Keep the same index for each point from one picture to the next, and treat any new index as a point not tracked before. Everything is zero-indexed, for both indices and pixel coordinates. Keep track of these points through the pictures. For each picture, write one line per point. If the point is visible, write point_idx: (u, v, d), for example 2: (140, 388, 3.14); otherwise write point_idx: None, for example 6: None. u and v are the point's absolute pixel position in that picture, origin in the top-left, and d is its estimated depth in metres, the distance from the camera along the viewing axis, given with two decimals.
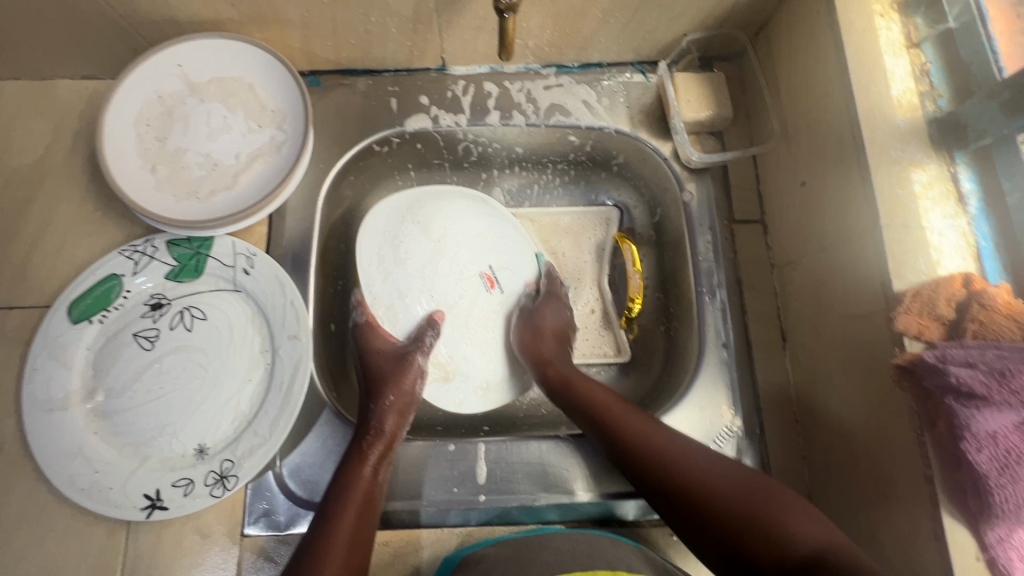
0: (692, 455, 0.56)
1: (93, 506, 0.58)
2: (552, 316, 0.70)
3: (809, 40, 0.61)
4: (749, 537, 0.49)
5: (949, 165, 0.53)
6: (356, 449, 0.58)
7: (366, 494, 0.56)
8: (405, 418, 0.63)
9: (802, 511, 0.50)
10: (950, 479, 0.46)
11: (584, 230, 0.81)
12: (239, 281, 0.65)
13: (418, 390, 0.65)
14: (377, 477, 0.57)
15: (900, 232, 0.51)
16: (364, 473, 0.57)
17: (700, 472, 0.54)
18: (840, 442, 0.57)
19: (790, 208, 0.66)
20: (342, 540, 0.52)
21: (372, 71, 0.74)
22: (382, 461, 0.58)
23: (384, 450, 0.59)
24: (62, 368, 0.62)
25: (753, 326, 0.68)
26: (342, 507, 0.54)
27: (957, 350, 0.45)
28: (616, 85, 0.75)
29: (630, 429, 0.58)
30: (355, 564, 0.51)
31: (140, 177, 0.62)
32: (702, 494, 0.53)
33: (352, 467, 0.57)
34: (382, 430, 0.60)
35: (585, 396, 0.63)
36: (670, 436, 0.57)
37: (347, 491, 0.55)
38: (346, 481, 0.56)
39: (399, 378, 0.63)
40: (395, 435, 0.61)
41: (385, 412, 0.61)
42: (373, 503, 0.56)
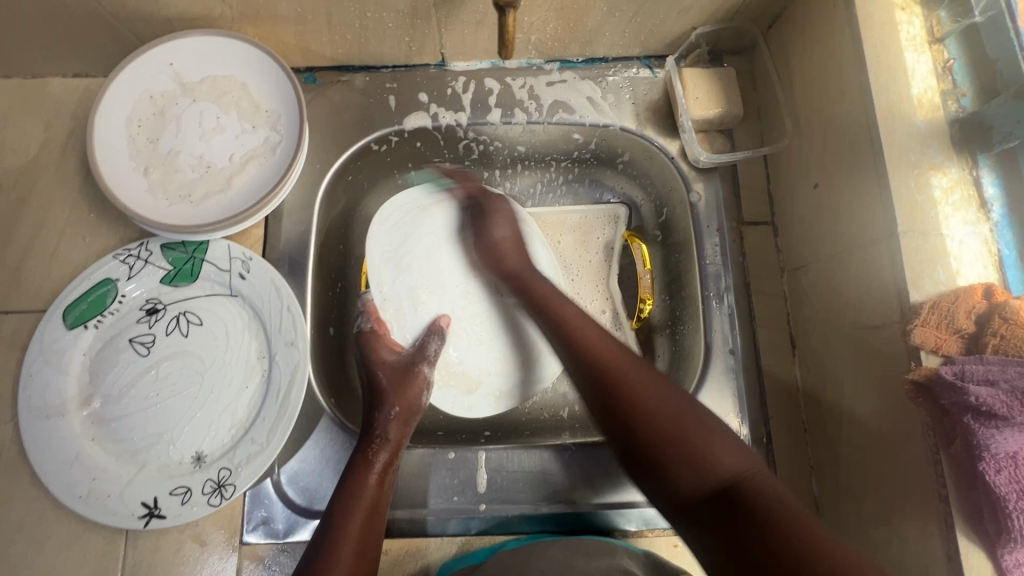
0: (625, 360, 0.54)
1: (90, 514, 0.57)
2: (509, 224, 0.69)
3: (824, 35, 0.59)
4: (664, 454, 0.47)
5: (971, 169, 0.50)
6: (360, 455, 0.58)
7: (371, 503, 0.55)
8: (411, 424, 0.61)
9: (722, 442, 0.47)
10: (966, 501, 0.44)
11: (590, 229, 0.78)
12: (235, 285, 0.64)
13: (424, 400, 0.63)
14: (382, 486, 0.56)
15: (918, 240, 0.49)
16: (369, 483, 0.56)
17: (636, 390, 0.51)
18: (848, 453, 0.56)
19: (802, 209, 0.63)
20: (348, 547, 0.51)
21: (369, 67, 0.72)
22: (388, 470, 0.57)
23: (389, 457, 0.58)
24: (59, 374, 0.61)
25: (762, 331, 0.66)
26: (347, 516, 0.53)
27: (976, 367, 0.43)
28: (622, 80, 0.73)
29: (587, 338, 0.57)
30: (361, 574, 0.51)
31: (134, 180, 0.60)
32: (646, 421, 0.49)
33: (356, 477, 0.56)
34: (387, 437, 0.59)
35: (541, 288, 0.64)
36: (624, 350, 0.56)
37: (352, 500, 0.54)
38: (352, 490, 0.55)
39: (404, 388, 0.62)
40: (400, 443, 0.60)
41: (390, 420, 0.60)
42: (377, 513, 0.55)
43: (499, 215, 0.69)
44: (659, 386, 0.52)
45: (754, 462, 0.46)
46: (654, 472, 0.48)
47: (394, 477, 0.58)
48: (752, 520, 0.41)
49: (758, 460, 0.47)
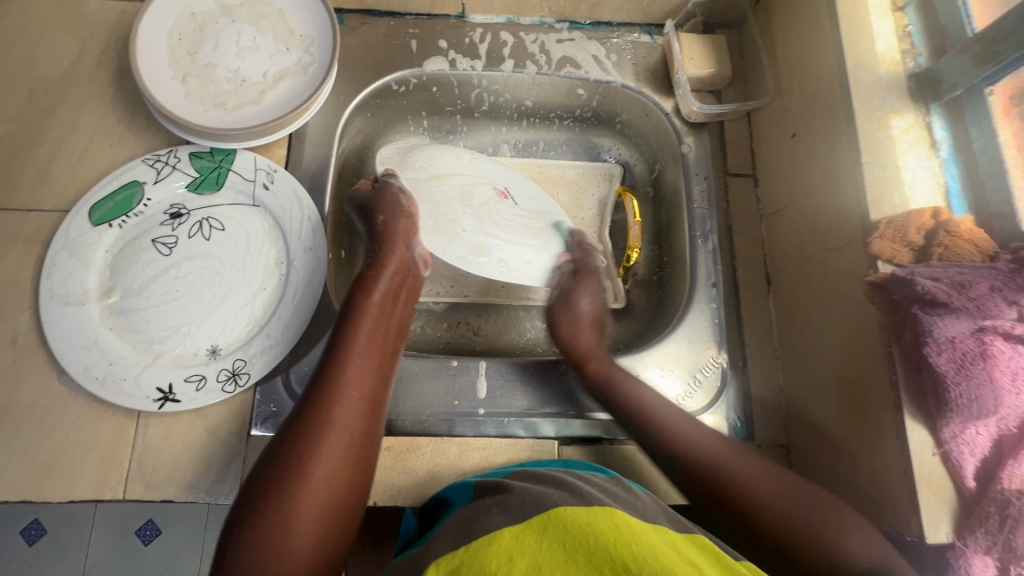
0: (730, 454, 0.54)
1: (107, 395, 0.59)
2: (590, 299, 0.68)
3: (805, 3, 0.67)
4: (799, 557, 0.48)
5: (924, 115, 0.59)
6: (361, 279, 0.60)
7: (377, 317, 0.57)
8: (413, 239, 0.63)
9: (855, 530, 0.47)
10: (913, 385, 0.51)
11: (586, 184, 0.85)
12: (258, 196, 0.68)
13: (408, 202, 0.64)
14: (385, 302, 0.59)
15: (878, 169, 0.56)
16: (373, 301, 0.58)
17: (749, 496, 0.51)
18: (814, 369, 0.63)
19: (780, 159, 0.71)
20: (360, 350, 0.53)
21: (395, 13, 0.78)
22: (390, 291, 0.60)
23: (391, 277, 0.61)
24: (81, 267, 0.64)
25: (741, 270, 0.73)
26: (356, 327, 0.55)
27: (924, 269, 0.50)
28: (625, 43, 0.80)
29: (628, 390, 0.61)
30: (373, 380, 0.53)
31: (171, 86, 0.64)
32: (754, 517, 0.50)
33: (360, 297, 0.58)
34: (385, 258, 0.61)
35: (669, 424, 0.57)
36: (721, 441, 0.55)
37: (359, 315, 0.57)
38: (359, 308, 0.57)
39: (385, 203, 0.63)
40: (402, 263, 0.62)
41: (393, 237, 0.62)
42: (385, 325, 0.57)
43: (587, 287, 0.68)
44: (779, 479, 0.52)
45: (892, 555, 0.45)
46: (788, 562, 0.48)
47: (395, 295, 0.61)
48: None
49: (898, 554, 0.46)
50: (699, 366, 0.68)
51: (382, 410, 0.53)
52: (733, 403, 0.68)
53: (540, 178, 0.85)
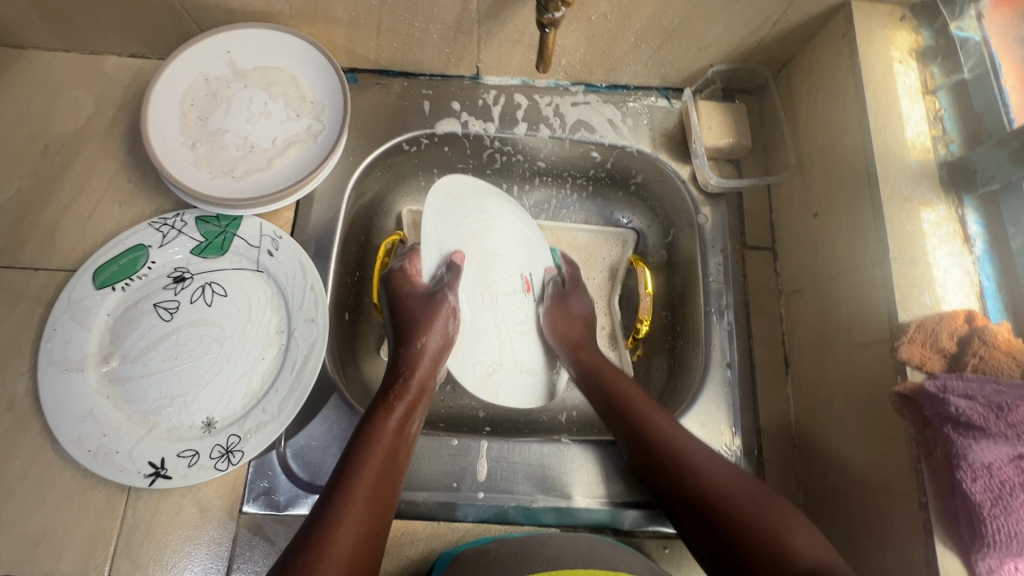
0: (648, 399, 0.62)
1: (98, 469, 0.58)
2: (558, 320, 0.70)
3: (830, 79, 0.64)
4: (747, 536, 0.50)
5: (956, 208, 0.55)
6: (384, 399, 0.59)
7: (389, 449, 0.55)
8: (436, 366, 0.62)
9: (726, 470, 0.56)
10: (945, 509, 0.47)
11: (598, 248, 0.83)
12: (262, 261, 0.67)
13: (452, 329, 0.62)
14: (401, 432, 0.57)
15: (907, 266, 0.53)
16: (388, 426, 0.57)
17: (665, 431, 0.59)
18: (835, 467, 0.59)
19: (801, 236, 0.68)
20: (364, 490, 0.52)
21: (408, 73, 0.77)
22: (407, 420, 0.58)
23: (410, 403, 0.59)
24: (82, 331, 0.63)
25: (758, 350, 0.69)
26: (363, 462, 0.53)
27: (958, 383, 0.47)
28: (641, 107, 0.78)
29: (654, 426, 0.59)
30: (372, 519, 0.51)
31: (180, 152, 0.64)
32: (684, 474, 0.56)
33: (375, 422, 0.56)
34: (409, 382, 0.60)
35: (617, 387, 0.64)
36: (631, 386, 0.64)
37: (372, 445, 0.55)
38: (373, 435, 0.56)
39: (428, 318, 0.61)
40: (423, 387, 0.61)
41: (421, 359, 0.61)
42: (396, 461, 0.55)
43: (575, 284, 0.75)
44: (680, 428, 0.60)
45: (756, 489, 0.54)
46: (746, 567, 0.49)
47: (412, 422, 0.59)
48: (749, 547, 0.50)
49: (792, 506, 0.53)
50: None
51: (379, 547, 0.51)
52: None
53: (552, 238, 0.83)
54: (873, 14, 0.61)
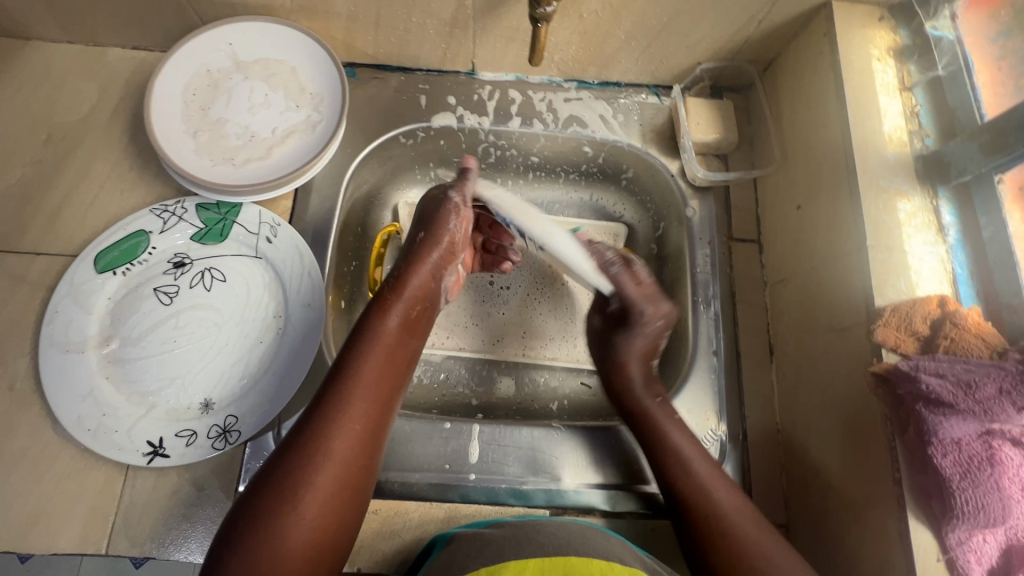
0: (671, 421, 0.63)
1: (97, 447, 0.59)
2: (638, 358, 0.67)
3: (813, 76, 0.66)
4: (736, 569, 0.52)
5: (931, 199, 0.58)
6: (381, 299, 0.60)
7: (386, 345, 0.57)
8: (443, 265, 0.63)
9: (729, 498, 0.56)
10: (916, 483, 0.49)
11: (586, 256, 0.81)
12: (261, 248, 0.68)
13: (454, 229, 0.63)
14: (400, 333, 0.59)
15: (883, 253, 0.55)
16: (387, 327, 0.58)
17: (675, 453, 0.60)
18: (816, 449, 0.61)
19: (785, 228, 0.70)
20: (363, 386, 0.54)
21: (405, 68, 0.79)
22: (404, 319, 0.59)
23: (407, 304, 0.60)
24: (82, 314, 0.64)
25: (744, 338, 0.71)
26: (362, 362, 0.55)
27: (929, 362, 0.49)
28: (632, 104, 0.80)
29: (668, 448, 0.60)
30: (370, 414, 0.53)
31: (182, 140, 0.66)
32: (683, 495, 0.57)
33: (373, 322, 0.58)
34: (406, 284, 0.61)
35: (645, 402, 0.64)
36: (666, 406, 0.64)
37: (368, 342, 0.56)
38: (371, 335, 0.57)
39: (435, 220, 0.63)
40: (423, 291, 0.62)
41: (424, 262, 0.62)
42: (394, 357, 0.57)
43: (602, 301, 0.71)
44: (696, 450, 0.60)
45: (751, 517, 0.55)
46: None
47: (411, 323, 0.60)
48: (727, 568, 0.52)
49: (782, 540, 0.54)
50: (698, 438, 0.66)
51: (376, 441, 0.53)
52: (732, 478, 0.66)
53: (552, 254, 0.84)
54: (853, 14, 0.64)
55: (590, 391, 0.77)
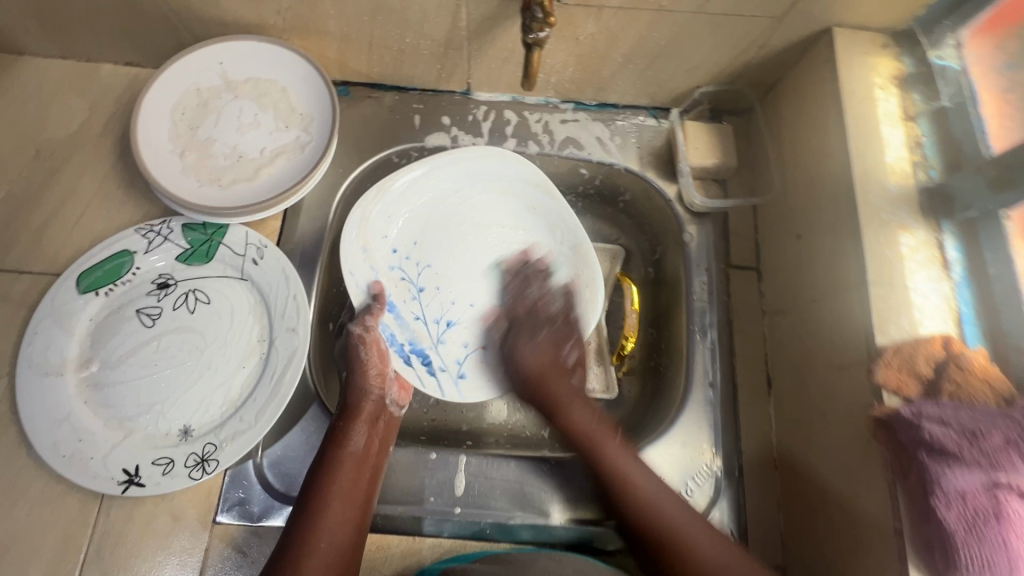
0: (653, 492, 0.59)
1: (71, 474, 0.58)
2: (540, 356, 0.69)
3: (813, 103, 0.65)
4: None
5: (936, 233, 0.56)
6: (337, 425, 0.61)
7: (352, 469, 0.58)
8: (384, 386, 0.64)
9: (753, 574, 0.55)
10: (918, 535, 0.47)
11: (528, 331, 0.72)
12: (247, 270, 0.67)
13: (372, 359, 0.64)
14: (362, 451, 0.60)
15: (886, 289, 0.54)
16: (347, 452, 0.59)
17: (627, 484, 0.59)
18: (811, 491, 0.59)
19: (785, 257, 0.68)
20: (330, 507, 0.56)
21: (400, 87, 0.78)
22: (363, 439, 0.60)
23: (364, 426, 0.61)
24: (63, 335, 0.63)
25: (742, 369, 0.69)
26: (328, 482, 0.57)
27: (932, 408, 0.47)
28: (629, 126, 0.79)
29: (607, 462, 0.61)
30: (343, 537, 0.55)
31: (169, 160, 0.65)
32: (672, 554, 0.56)
33: (335, 445, 0.59)
34: (358, 407, 0.61)
35: (574, 414, 0.66)
36: (630, 458, 0.61)
37: (333, 466, 0.58)
38: (330, 463, 0.58)
39: (353, 356, 0.64)
40: (377, 412, 0.62)
41: (366, 387, 0.62)
42: (362, 473, 0.59)
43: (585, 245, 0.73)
44: (682, 506, 0.58)
45: None
46: None
47: (371, 442, 0.61)
48: None
49: None
50: (691, 473, 0.64)
51: (354, 557, 0.56)
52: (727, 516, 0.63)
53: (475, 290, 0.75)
54: (856, 42, 0.62)
55: None
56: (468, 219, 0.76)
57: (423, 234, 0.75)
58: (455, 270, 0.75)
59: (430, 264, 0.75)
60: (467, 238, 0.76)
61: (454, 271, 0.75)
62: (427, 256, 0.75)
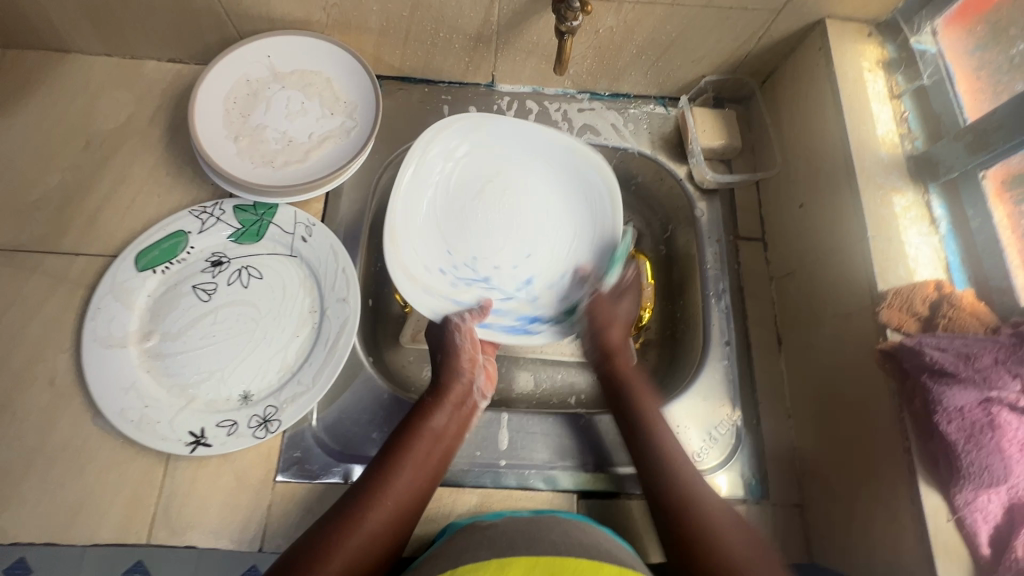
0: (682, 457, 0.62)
1: (140, 436, 0.61)
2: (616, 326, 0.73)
3: (810, 86, 0.72)
4: None
5: (923, 194, 0.63)
6: (425, 402, 0.65)
7: (431, 444, 0.62)
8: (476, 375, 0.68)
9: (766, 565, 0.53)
10: (925, 450, 0.53)
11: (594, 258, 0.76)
12: (296, 247, 0.71)
13: (469, 356, 0.69)
14: (442, 429, 0.63)
15: (883, 242, 0.61)
16: (427, 428, 0.62)
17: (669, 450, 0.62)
18: (824, 432, 0.65)
19: (790, 226, 0.75)
20: (403, 471, 0.59)
21: (429, 80, 0.84)
22: (447, 418, 0.64)
23: (446, 408, 0.65)
24: (124, 310, 0.66)
25: (754, 329, 0.75)
26: (408, 451, 0.60)
27: (931, 339, 0.53)
28: (641, 113, 0.86)
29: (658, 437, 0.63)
30: (407, 501, 0.58)
31: (225, 144, 0.70)
32: (689, 500, 0.58)
33: (418, 420, 0.63)
34: (447, 390, 0.66)
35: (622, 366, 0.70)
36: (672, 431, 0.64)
37: (413, 436, 0.62)
38: (412, 434, 0.62)
39: (451, 350, 0.68)
40: (462, 396, 0.66)
41: (458, 371, 0.67)
42: (438, 449, 0.62)
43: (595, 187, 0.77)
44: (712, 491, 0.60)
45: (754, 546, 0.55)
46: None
47: (452, 424, 0.64)
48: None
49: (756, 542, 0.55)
50: (714, 423, 0.70)
51: (409, 523, 0.58)
52: (748, 461, 0.69)
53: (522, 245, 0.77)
54: (845, 32, 0.70)
55: None
56: (495, 184, 0.78)
57: (461, 211, 0.76)
58: (499, 232, 0.77)
59: (472, 231, 0.76)
60: (501, 198, 0.78)
61: (500, 234, 0.77)
62: (472, 226, 0.76)
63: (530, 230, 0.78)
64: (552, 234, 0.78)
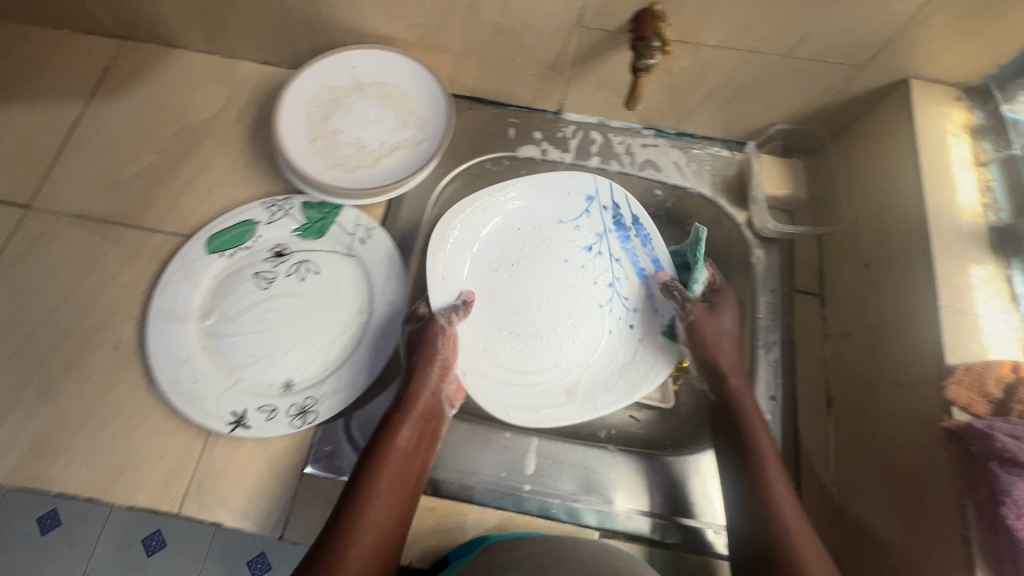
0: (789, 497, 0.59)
1: (187, 410, 0.64)
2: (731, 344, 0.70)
3: (888, 145, 0.70)
4: None
5: (1004, 269, 0.60)
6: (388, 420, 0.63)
7: (400, 461, 0.61)
8: (442, 383, 0.67)
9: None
10: (988, 545, 0.49)
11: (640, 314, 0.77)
12: (354, 248, 0.74)
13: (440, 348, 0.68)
14: (410, 446, 0.62)
15: (956, 313, 0.58)
16: (397, 446, 0.61)
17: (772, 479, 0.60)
18: (874, 509, 0.61)
19: (852, 285, 0.72)
20: (377, 497, 0.58)
21: (498, 102, 0.86)
22: (412, 434, 0.63)
23: (416, 426, 0.63)
24: (190, 288, 0.70)
25: (803, 387, 0.72)
26: (374, 473, 0.59)
27: (1004, 424, 0.50)
28: (705, 155, 0.85)
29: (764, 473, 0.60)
30: (390, 523, 0.57)
31: (304, 145, 0.75)
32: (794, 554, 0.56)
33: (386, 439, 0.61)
34: (411, 405, 0.64)
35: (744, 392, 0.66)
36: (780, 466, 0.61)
37: (380, 460, 0.60)
38: (377, 456, 0.60)
39: (428, 353, 0.67)
40: (434, 415, 0.65)
41: (424, 382, 0.66)
42: (410, 464, 0.61)
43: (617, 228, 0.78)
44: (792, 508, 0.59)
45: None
46: None
47: (420, 438, 0.63)
48: None
49: None
50: None
51: (397, 544, 0.58)
52: None
53: (543, 247, 0.80)
54: (931, 94, 0.68)
55: (638, 425, 0.77)
56: (532, 255, 0.79)
57: (509, 302, 0.77)
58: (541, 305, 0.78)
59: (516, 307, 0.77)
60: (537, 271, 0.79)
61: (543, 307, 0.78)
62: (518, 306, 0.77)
63: (565, 290, 0.78)
64: (578, 289, 0.79)
